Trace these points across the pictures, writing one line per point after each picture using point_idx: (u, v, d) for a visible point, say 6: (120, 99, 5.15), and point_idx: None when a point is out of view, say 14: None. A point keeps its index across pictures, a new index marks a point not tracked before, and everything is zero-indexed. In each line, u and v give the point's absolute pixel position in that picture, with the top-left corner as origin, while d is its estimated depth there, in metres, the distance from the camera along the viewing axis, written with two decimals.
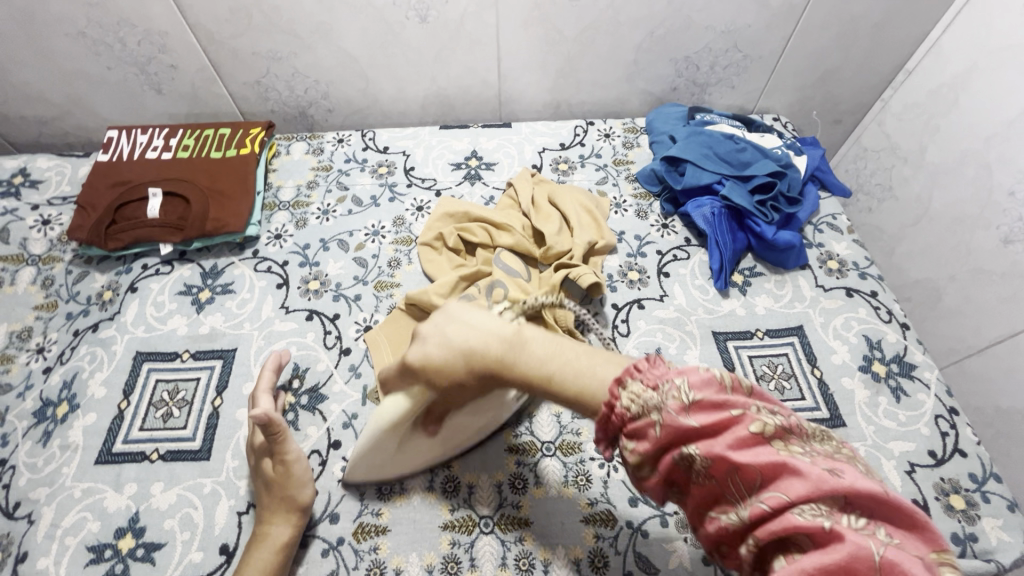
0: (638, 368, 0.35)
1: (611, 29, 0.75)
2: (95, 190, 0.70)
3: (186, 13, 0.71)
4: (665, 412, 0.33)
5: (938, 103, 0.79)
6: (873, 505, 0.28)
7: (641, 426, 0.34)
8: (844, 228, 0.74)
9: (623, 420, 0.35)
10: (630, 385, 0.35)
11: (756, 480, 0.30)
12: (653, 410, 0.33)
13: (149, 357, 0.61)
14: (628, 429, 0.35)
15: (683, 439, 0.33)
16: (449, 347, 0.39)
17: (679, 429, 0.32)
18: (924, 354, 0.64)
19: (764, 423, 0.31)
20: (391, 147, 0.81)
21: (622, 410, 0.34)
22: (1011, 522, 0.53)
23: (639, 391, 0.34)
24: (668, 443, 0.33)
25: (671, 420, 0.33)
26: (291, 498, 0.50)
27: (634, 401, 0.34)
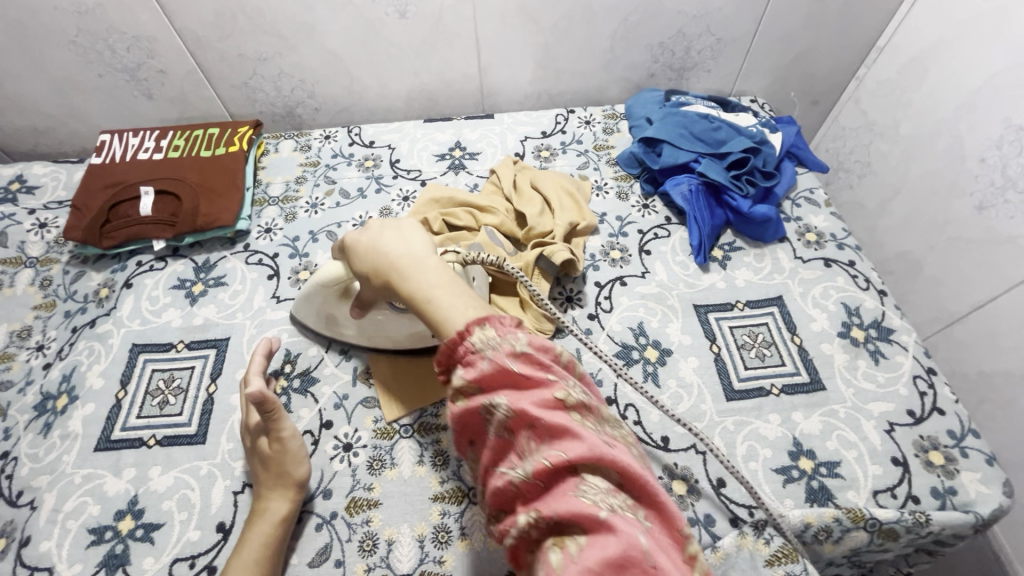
0: (497, 320, 0.38)
1: (586, 17, 0.77)
2: (90, 192, 0.72)
3: (172, 18, 0.74)
4: (497, 355, 0.36)
5: (910, 78, 0.80)
6: (640, 491, 0.34)
7: (476, 361, 0.36)
8: (821, 202, 0.75)
9: (467, 348, 0.37)
10: (484, 330, 0.37)
11: (545, 435, 0.34)
12: (491, 353, 0.36)
13: (145, 349, 0.63)
14: (466, 360, 0.37)
15: (501, 385, 0.36)
16: (371, 246, 0.46)
17: (503, 369, 0.35)
18: (901, 318, 0.65)
19: (569, 393, 0.36)
20: (377, 141, 0.83)
21: (468, 346, 0.37)
22: (989, 475, 0.54)
23: (490, 336, 0.37)
24: (488, 383, 0.36)
25: (501, 362, 0.36)
26: (288, 475, 0.51)
27: (481, 340, 0.37)
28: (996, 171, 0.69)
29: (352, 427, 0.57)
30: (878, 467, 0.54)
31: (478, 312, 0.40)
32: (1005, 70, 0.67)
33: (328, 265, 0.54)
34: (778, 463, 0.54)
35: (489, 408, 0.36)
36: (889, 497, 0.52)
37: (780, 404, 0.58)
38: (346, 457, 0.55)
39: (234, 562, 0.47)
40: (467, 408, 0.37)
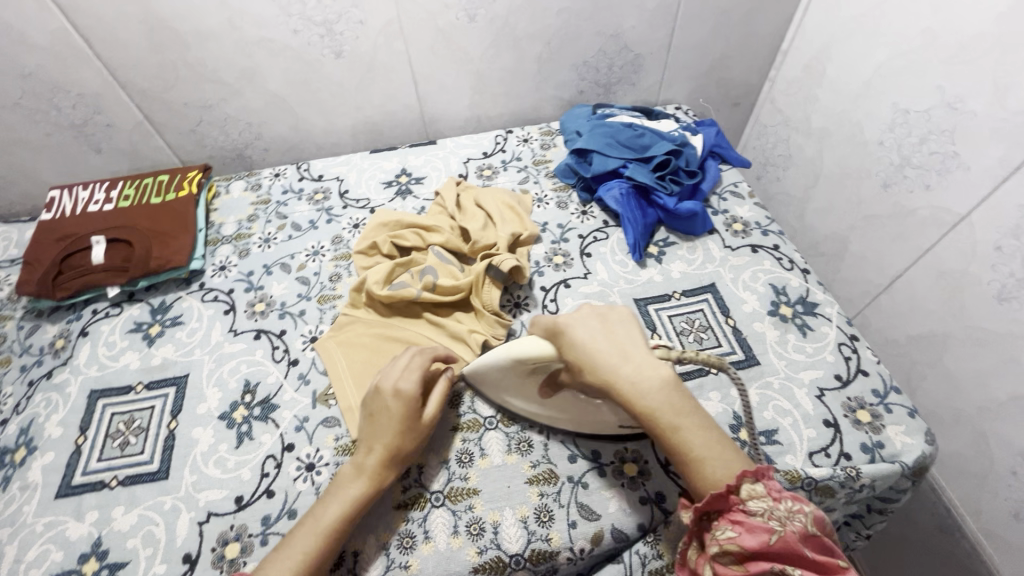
0: (763, 476, 0.42)
1: (512, 44, 0.83)
2: (41, 246, 0.73)
3: (116, 74, 0.77)
4: (783, 527, 0.39)
5: (813, 75, 0.88)
6: None
7: (757, 528, 0.40)
8: (744, 194, 0.81)
9: (742, 511, 0.41)
10: (755, 487, 0.42)
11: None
12: (774, 520, 0.40)
13: (103, 394, 0.64)
14: (736, 519, 0.41)
15: (788, 557, 0.39)
16: (592, 344, 0.48)
17: (793, 548, 0.39)
18: (824, 293, 0.70)
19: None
20: (325, 175, 0.87)
21: (741, 501, 0.41)
22: (912, 427, 0.58)
23: (762, 497, 0.41)
24: (771, 553, 0.39)
25: (792, 538, 0.39)
26: (393, 449, 0.52)
27: (754, 503, 0.41)
28: (893, 152, 0.75)
29: (313, 447, 0.59)
30: (812, 430, 0.58)
31: (724, 456, 0.44)
32: (887, 62, 0.74)
33: (532, 342, 0.52)
34: None
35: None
36: (823, 457, 0.56)
37: (719, 381, 0.62)
38: (309, 476, 0.57)
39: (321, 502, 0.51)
40: (748, 574, 0.40)
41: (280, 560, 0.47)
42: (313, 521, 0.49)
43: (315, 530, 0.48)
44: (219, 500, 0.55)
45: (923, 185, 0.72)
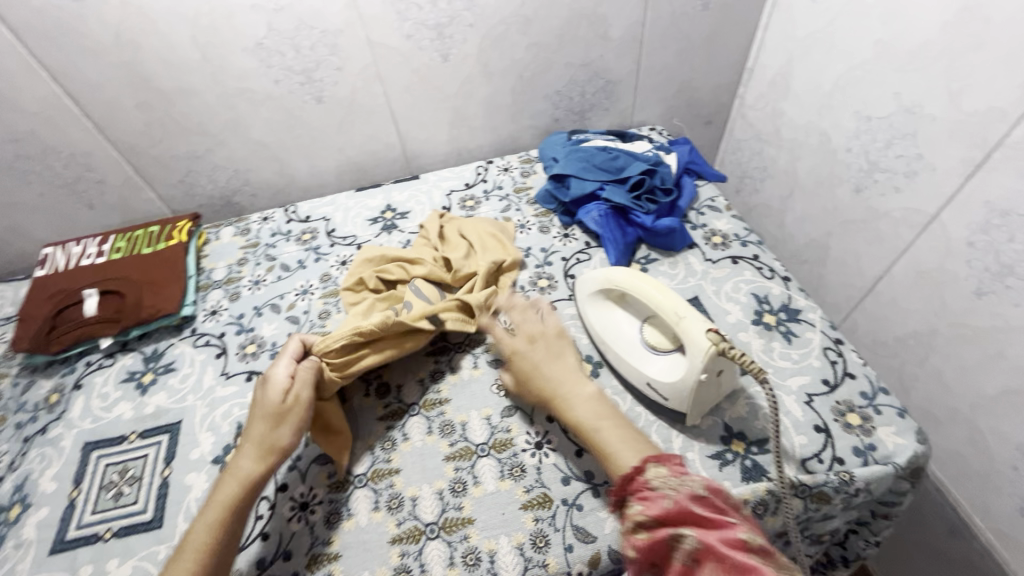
0: (668, 460, 0.45)
1: (486, 79, 0.86)
2: (35, 302, 0.74)
3: (105, 132, 0.79)
4: (678, 495, 0.42)
5: (779, 90, 0.91)
6: None
7: (657, 497, 0.42)
8: (722, 207, 0.83)
9: (644, 486, 0.44)
10: (659, 468, 0.45)
11: (732, 570, 0.36)
12: (669, 492, 0.42)
13: (97, 446, 0.64)
14: (642, 494, 0.43)
15: (683, 522, 0.40)
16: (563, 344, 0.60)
17: (687, 510, 0.40)
18: (806, 299, 0.71)
19: (751, 537, 0.38)
20: (312, 216, 0.89)
21: (643, 480, 0.44)
22: (903, 427, 0.58)
23: (664, 474, 0.44)
24: (670, 518, 0.41)
25: (684, 500, 0.41)
26: (283, 452, 0.53)
27: (655, 478, 0.44)
28: (861, 157, 0.77)
29: (307, 485, 0.59)
30: (803, 436, 0.58)
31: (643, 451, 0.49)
32: (845, 72, 0.77)
33: (624, 275, 0.63)
34: (713, 449, 0.58)
35: (676, 539, 0.40)
36: (817, 463, 0.56)
37: None
38: (303, 516, 0.56)
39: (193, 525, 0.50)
40: (651, 542, 0.41)
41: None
42: (183, 550, 0.48)
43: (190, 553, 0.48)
44: None
45: (893, 187, 0.74)
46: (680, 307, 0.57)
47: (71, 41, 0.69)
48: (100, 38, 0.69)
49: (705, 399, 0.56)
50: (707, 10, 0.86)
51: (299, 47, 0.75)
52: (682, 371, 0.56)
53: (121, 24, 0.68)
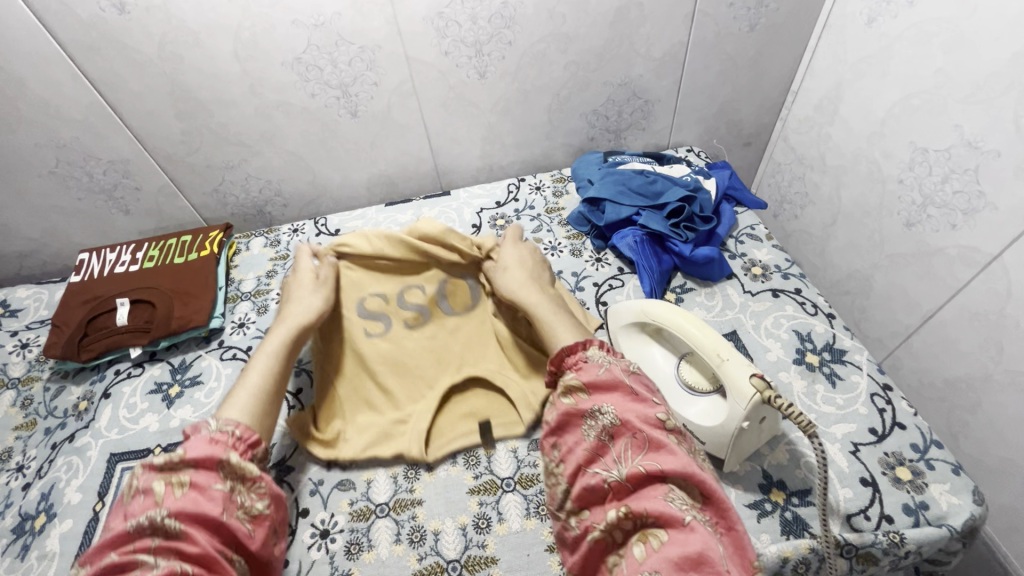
0: (604, 346, 0.53)
1: (522, 96, 0.85)
2: (70, 308, 0.75)
3: (144, 141, 0.80)
4: (612, 374, 0.49)
5: (826, 114, 0.87)
6: (698, 490, 0.42)
7: (591, 369, 0.50)
8: (762, 237, 0.80)
9: (580, 359, 0.52)
10: (596, 353, 0.52)
11: (643, 443, 0.44)
12: (605, 371, 0.49)
13: (123, 458, 0.64)
14: (578, 370, 0.51)
15: (610, 399, 0.48)
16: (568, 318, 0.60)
17: (616, 387, 0.48)
18: (852, 339, 0.68)
19: (665, 419, 0.47)
20: (342, 229, 0.88)
21: (583, 361, 0.51)
22: (957, 486, 0.54)
23: (599, 353, 0.52)
24: (599, 393, 0.48)
25: (615, 374, 0.49)
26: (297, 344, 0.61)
27: (594, 357, 0.51)
28: (914, 190, 0.73)
29: (328, 512, 0.57)
30: (849, 489, 0.55)
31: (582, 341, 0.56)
32: (900, 101, 0.73)
33: (660, 309, 0.61)
34: (751, 498, 0.55)
35: (596, 412, 0.47)
36: (863, 519, 0.53)
37: None
38: (323, 544, 0.55)
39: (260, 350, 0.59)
40: (577, 413, 0.49)
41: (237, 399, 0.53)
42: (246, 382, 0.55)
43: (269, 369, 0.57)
44: None
45: (949, 224, 0.70)
46: (722, 349, 0.55)
47: (115, 52, 0.70)
48: (143, 50, 0.70)
49: (745, 447, 0.54)
50: (753, 31, 0.84)
51: (336, 61, 0.75)
52: (722, 416, 0.53)
53: (164, 36, 0.69)
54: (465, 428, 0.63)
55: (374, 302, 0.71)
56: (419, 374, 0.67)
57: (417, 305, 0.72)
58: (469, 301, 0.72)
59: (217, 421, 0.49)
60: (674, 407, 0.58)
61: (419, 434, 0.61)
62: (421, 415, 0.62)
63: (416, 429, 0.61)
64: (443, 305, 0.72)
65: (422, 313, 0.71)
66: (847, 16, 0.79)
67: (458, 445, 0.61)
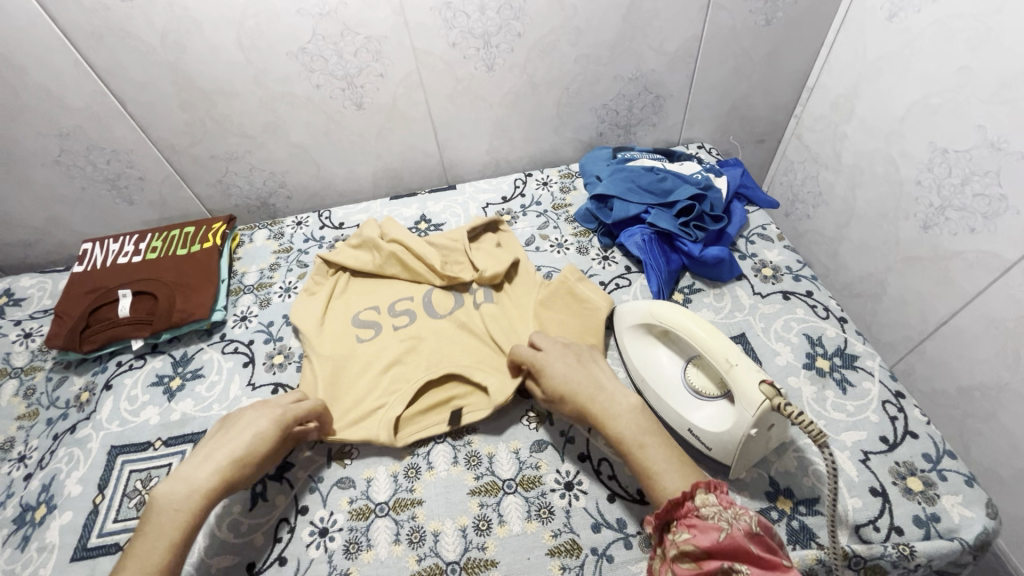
0: (716, 485, 0.44)
1: (531, 89, 0.83)
2: (72, 299, 0.75)
3: (147, 131, 0.79)
4: (734, 529, 0.40)
5: (842, 112, 0.85)
6: None
7: (709, 528, 0.41)
8: (773, 237, 0.78)
9: (694, 516, 0.43)
10: (706, 495, 0.43)
11: None
12: (724, 522, 0.41)
13: (123, 450, 0.64)
14: (690, 523, 0.42)
15: (738, 558, 0.40)
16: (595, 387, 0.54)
17: (743, 548, 0.40)
18: (864, 344, 0.66)
19: None
20: (346, 223, 0.87)
21: (696, 508, 0.43)
22: (970, 498, 0.53)
23: (714, 503, 0.42)
24: (721, 552, 0.40)
25: (740, 536, 0.40)
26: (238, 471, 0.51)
27: (708, 508, 0.42)
28: (932, 192, 0.71)
29: (328, 510, 0.57)
30: (858, 499, 0.54)
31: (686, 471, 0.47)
32: (920, 99, 0.71)
33: (667, 310, 0.59)
34: (756, 505, 0.54)
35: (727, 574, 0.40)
36: (872, 531, 0.51)
37: None
38: (322, 543, 0.55)
39: (150, 523, 0.46)
40: None
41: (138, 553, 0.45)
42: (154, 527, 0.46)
43: (150, 557, 0.45)
44: (231, 567, 0.54)
45: (967, 228, 0.68)
46: (731, 353, 0.53)
47: (118, 41, 0.69)
48: (147, 39, 0.69)
49: (751, 453, 0.53)
50: (769, 25, 0.82)
51: (342, 52, 0.73)
52: (729, 422, 0.52)
53: (168, 25, 0.68)
54: (431, 421, 0.61)
55: (367, 312, 0.72)
56: (405, 367, 0.66)
57: (405, 310, 0.72)
58: (452, 306, 0.72)
59: None
60: (681, 410, 0.57)
61: (387, 422, 0.59)
62: (395, 403, 0.61)
63: (387, 415, 0.60)
64: (428, 311, 0.72)
65: (410, 315, 0.71)
66: (867, 10, 0.77)
67: (414, 438, 0.60)
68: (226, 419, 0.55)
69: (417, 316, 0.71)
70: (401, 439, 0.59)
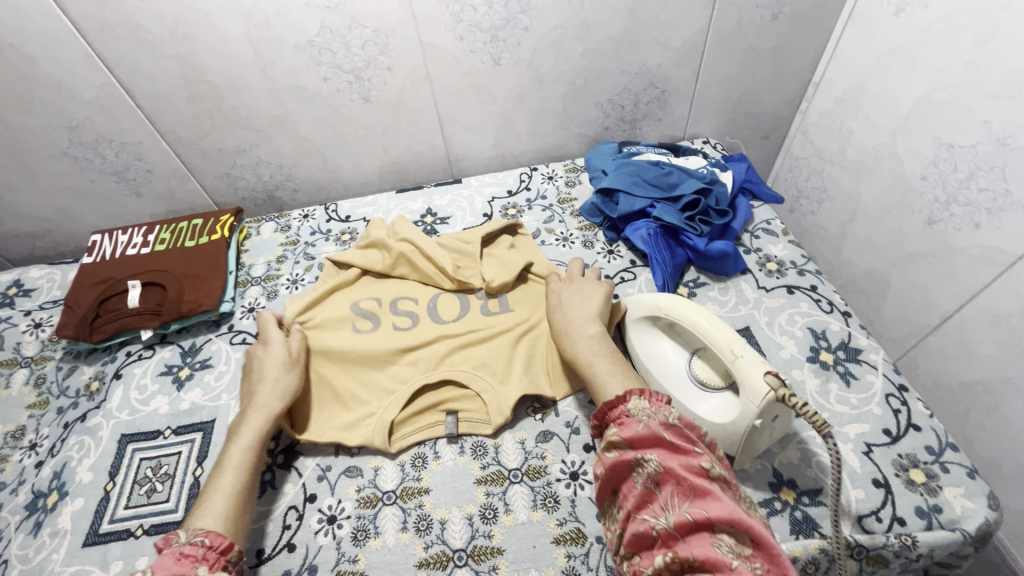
0: (650, 394, 0.48)
1: (537, 83, 0.83)
2: (81, 289, 0.76)
3: (156, 124, 0.80)
4: (652, 423, 0.44)
5: (848, 107, 0.85)
6: (742, 531, 0.38)
7: (632, 423, 0.46)
8: (778, 232, 0.79)
9: (626, 418, 0.47)
10: (639, 402, 0.47)
11: (687, 491, 0.40)
12: (645, 418, 0.45)
13: (133, 439, 0.64)
14: (620, 422, 0.47)
15: (652, 445, 0.44)
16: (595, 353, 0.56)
17: (657, 434, 0.44)
18: (868, 338, 0.66)
19: (713, 466, 0.41)
20: (353, 216, 0.88)
21: (626, 412, 0.47)
22: (972, 489, 0.53)
23: (643, 407, 0.47)
24: (640, 443, 0.44)
25: (655, 426, 0.44)
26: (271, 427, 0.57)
27: (638, 412, 0.46)
28: (938, 187, 0.71)
29: (336, 498, 0.58)
30: (861, 490, 0.54)
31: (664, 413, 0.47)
32: (927, 95, 0.71)
33: (671, 302, 0.60)
34: (760, 496, 0.54)
35: (644, 463, 0.43)
36: (875, 521, 0.52)
37: None
38: (330, 530, 0.55)
39: (218, 466, 0.53)
40: (619, 466, 0.45)
41: (209, 507, 0.50)
42: (218, 488, 0.51)
43: (221, 496, 0.51)
44: None
45: (972, 223, 0.68)
46: (736, 345, 0.54)
47: (128, 33, 0.69)
48: (156, 31, 0.69)
49: (755, 444, 0.53)
50: (775, 20, 0.82)
51: (350, 45, 0.74)
52: (734, 414, 0.53)
53: (177, 17, 0.68)
54: (425, 422, 0.62)
55: (367, 303, 0.72)
56: (406, 366, 0.65)
57: (408, 311, 0.71)
58: (457, 311, 0.71)
59: (189, 531, 0.47)
60: (686, 402, 0.58)
61: (381, 427, 0.60)
62: (388, 407, 0.61)
63: (381, 418, 0.61)
64: (432, 315, 0.71)
65: (413, 318, 0.71)
66: (874, 6, 0.77)
67: (411, 440, 0.61)
68: (249, 358, 0.64)
69: (420, 320, 0.70)
70: (396, 443, 0.60)
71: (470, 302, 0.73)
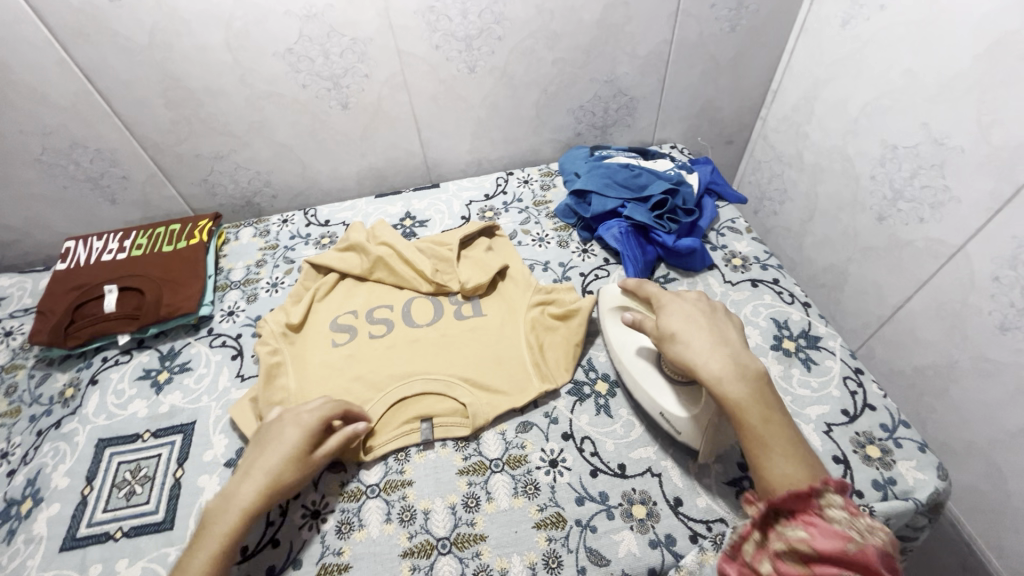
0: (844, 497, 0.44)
1: (511, 91, 0.86)
2: (55, 295, 0.75)
3: (132, 130, 0.80)
4: (861, 542, 0.40)
5: (803, 113, 0.91)
6: None
7: (833, 533, 0.41)
8: (742, 229, 0.83)
9: (817, 516, 0.43)
10: (833, 504, 0.43)
11: None
12: (854, 535, 0.41)
13: (111, 443, 0.64)
14: (812, 522, 0.43)
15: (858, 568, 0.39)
16: (731, 363, 0.52)
17: (867, 560, 0.39)
18: (826, 326, 0.70)
19: None
20: (332, 220, 0.89)
21: (821, 515, 0.43)
22: (923, 462, 0.57)
23: (841, 510, 0.43)
24: (842, 557, 0.40)
25: (870, 551, 0.40)
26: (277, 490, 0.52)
27: (836, 516, 0.43)
28: (886, 185, 0.77)
29: (319, 493, 0.58)
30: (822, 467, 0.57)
31: (806, 465, 0.47)
32: (873, 100, 0.76)
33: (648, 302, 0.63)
34: (730, 475, 0.57)
35: None
36: None
37: None
38: (314, 524, 0.56)
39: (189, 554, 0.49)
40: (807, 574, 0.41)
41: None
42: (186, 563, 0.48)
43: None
44: None
45: (917, 218, 0.73)
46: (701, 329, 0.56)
47: (106, 40, 0.70)
48: (134, 38, 0.70)
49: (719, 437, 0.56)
50: (734, 32, 0.87)
51: (328, 53, 0.76)
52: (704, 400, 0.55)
53: (155, 25, 0.69)
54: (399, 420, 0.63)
55: (345, 317, 0.73)
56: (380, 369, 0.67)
57: (384, 319, 0.73)
58: (431, 316, 0.73)
59: None
60: (658, 397, 0.59)
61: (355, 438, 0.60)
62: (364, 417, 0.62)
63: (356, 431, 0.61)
64: (407, 319, 0.73)
65: (388, 324, 0.72)
66: (823, 18, 0.83)
67: (388, 448, 0.61)
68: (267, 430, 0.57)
69: (395, 326, 0.72)
70: (375, 449, 0.61)
71: (445, 306, 0.75)
